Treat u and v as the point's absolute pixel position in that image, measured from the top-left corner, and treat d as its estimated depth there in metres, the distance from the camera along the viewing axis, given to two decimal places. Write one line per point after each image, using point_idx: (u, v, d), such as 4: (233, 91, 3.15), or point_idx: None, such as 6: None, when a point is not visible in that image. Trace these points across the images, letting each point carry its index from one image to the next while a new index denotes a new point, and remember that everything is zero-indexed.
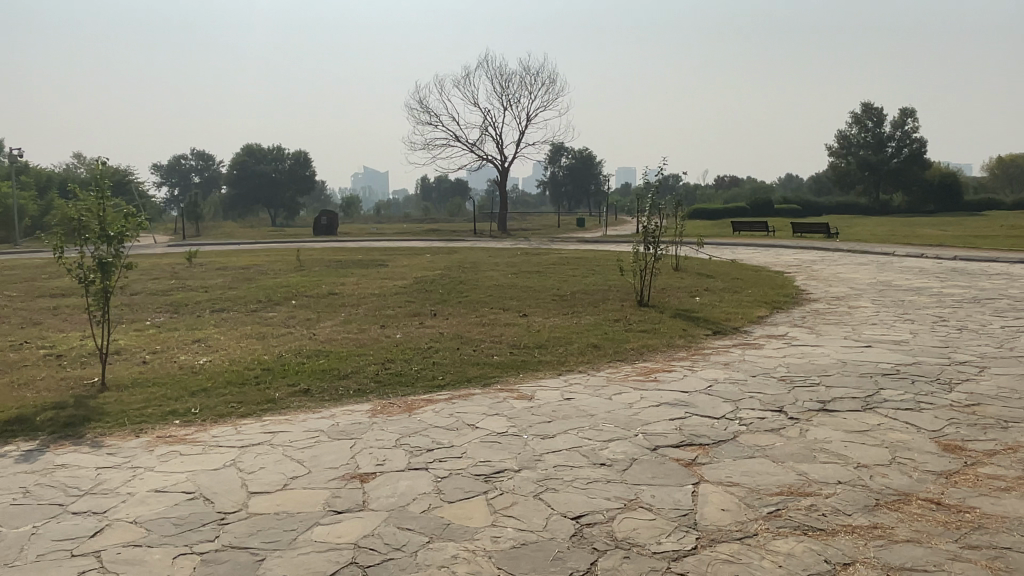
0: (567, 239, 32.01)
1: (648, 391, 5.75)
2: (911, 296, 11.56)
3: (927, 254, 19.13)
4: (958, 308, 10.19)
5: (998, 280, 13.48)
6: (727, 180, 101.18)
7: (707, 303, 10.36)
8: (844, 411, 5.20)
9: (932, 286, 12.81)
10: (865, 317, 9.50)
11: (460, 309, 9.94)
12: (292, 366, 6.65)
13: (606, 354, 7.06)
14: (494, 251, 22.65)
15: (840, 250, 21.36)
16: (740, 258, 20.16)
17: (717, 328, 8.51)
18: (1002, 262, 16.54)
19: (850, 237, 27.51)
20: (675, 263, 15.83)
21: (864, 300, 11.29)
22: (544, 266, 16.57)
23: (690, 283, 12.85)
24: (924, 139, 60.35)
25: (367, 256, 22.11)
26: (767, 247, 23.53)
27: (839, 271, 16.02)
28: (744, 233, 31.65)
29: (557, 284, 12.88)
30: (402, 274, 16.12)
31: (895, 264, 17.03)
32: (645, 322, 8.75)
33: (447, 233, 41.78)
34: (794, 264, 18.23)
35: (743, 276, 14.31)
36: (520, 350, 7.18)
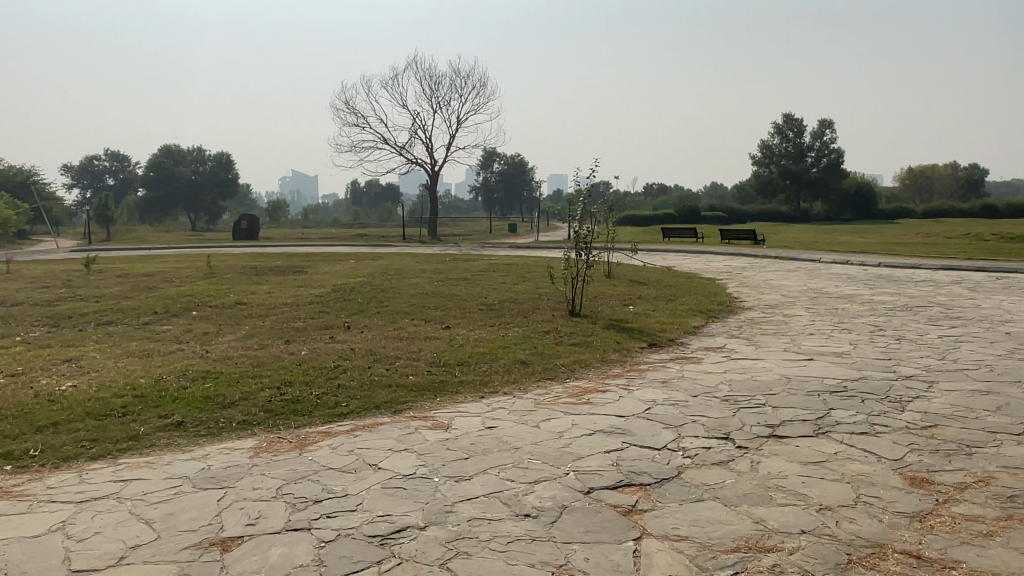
0: (498, 245, 31.45)
1: (579, 416, 5.09)
2: (844, 303, 11.39)
3: (851, 261, 19.36)
4: (890, 316, 9.99)
5: (924, 287, 13.53)
6: (655, 189, 102.91)
7: (641, 312, 9.85)
8: (795, 437, 4.67)
9: (863, 293, 12.73)
10: (802, 327, 9.16)
11: (377, 322, 9.12)
12: (170, 392, 5.74)
13: (534, 372, 6.39)
14: (421, 258, 21.82)
15: (769, 256, 21.46)
16: (672, 264, 19.97)
17: (653, 340, 7.96)
18: (925, 269, 16.78)
19: (776, 244, 27.86)
20: (607, 270, 15.39)
21: (798, 308, 11.03)
22: (473, 273, 15.89)
23: (623, 291, 12.39)
24: (841, 149, 62.52)
25: (287, 263, 20.95)
26: (697, 253, 23.50)
27: (769, 277, 15.91)
28: (673, 239, 31.74)
29: (484, 292, 12.20)
30: (321, 282, 15.16)
31: (823, 271, 17.06)
32: (577, 334, 8.13)
33: (376, 238, 40.64)
34: (725, 270, 18.10)
35: (676, 283, 13.98)
36: (439, 368, 6.43)
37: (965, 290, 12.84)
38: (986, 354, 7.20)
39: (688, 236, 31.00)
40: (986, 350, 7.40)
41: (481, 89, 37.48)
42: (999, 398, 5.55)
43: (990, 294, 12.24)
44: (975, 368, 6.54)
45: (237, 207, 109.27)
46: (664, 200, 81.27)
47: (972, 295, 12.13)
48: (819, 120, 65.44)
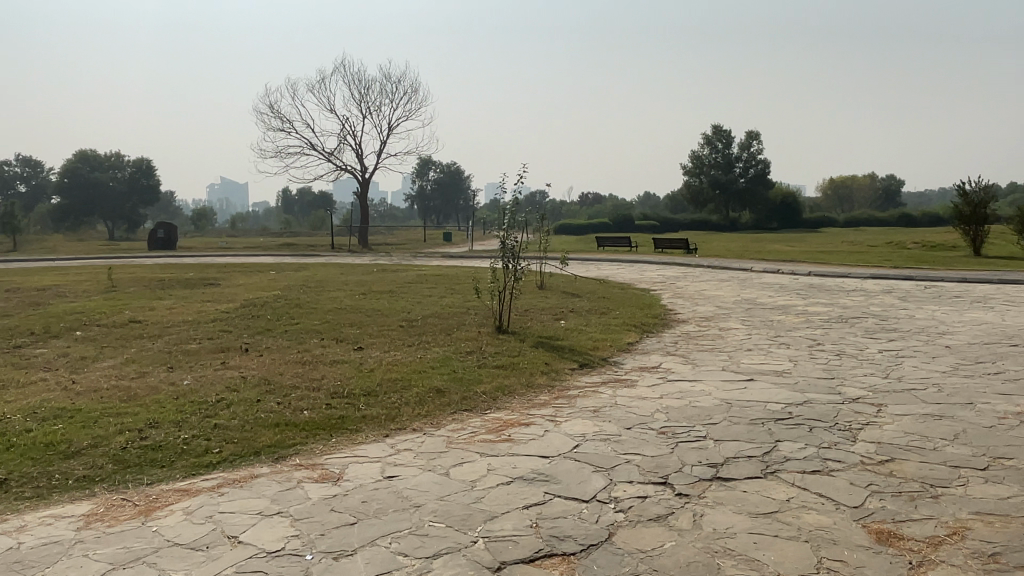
0: (430, 255, 30.58)
1: (497, 458, 4.38)
2: (779, 315, 11.05)
3: (782, 270, 19.32)
4: (827, 329, 9.67)
5: (856, 297, 13.41)
6: (590, 198, 103.71)
7: (573, 328, 9.21)
8: (741, 479, 4.06)
9: (797, 304, 12.46)
10: (739, 342, 8.70)
11: (282, 343, 8.18)
12: (5, 438, 4.78)
13: (449, 400, 5.64)
14: (346, 269, 20.76)
15: (701, 266, 21.30)
16: (605, 274, 19.56)
17: (585, 360, 7.31)
18: (855, 278, 16.78)
19: (708, 253, 27.88)
20: (539, 281, 14.77)
21: (734, 320, 10.62)
22: (399, 285, 15.02)
23: (554, 304, 11.76)
24: (768, 160, 64.07)
25: (200, 275, 19.60)
26: (630, 263, 23.19)
27: (703, 288, 15.60)
28: (608, 247, 31.51)
29: (407, 307, 11.39)
30: (232, 296, 14.06)
31: (756, 280, 16.88)
32: (502, 354, 7.41)
33: (304, 248, 39.19)
34: (658, 280, 17.75)
35: (609, 295, 13.47)
36: (340, 399, 5.62)
37: (896, 300, 12.76)
38: (929, 372, 6.85)
39: (622, 245, 30.83)
40: (928, 367, 7.06)
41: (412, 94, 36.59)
42: (953, 424, 5.12)
43: (921, 304, 12.16)
44: (922, 389, 6.14)
45: (159, 215, 104.72)
46: (599, 209, 81.83)
47: (904, 306, 12.02)
48: (747, 131, 66.99)
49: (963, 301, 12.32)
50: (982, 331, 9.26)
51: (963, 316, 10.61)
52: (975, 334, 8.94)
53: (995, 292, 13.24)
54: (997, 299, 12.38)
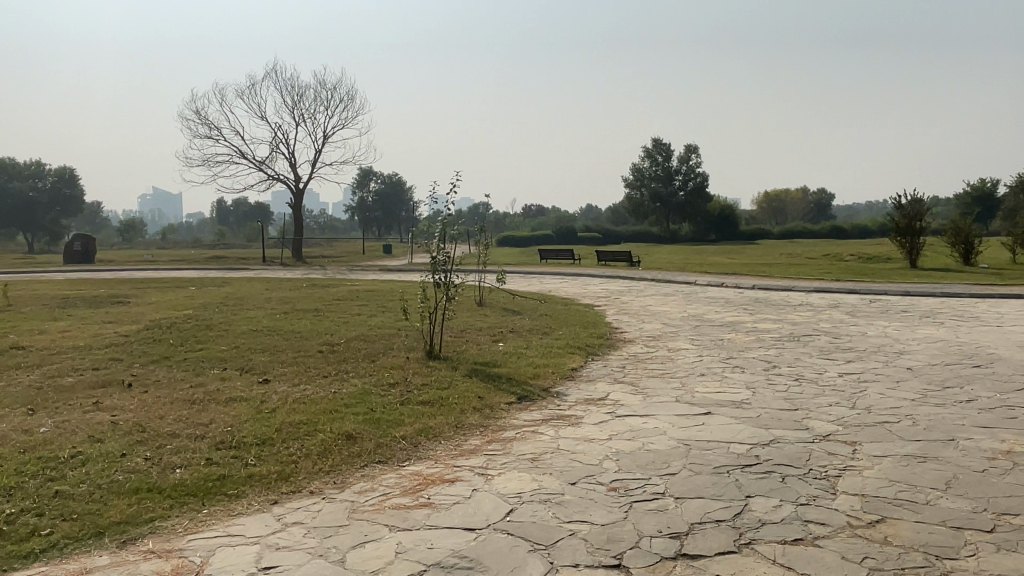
0: (368, 269, 29.43)
1: (410, 533, 3.49)
2: (729, 333, 10.47)
3: (726, 284, 18.99)
4: (781, 348, 9.11)
5: (803, 312, 13.03)
6: (533, 210, 103.62)
7: (512, 352, 8.35)
8: (712, 557, 3.28)
9: (746, 321, 11.94)
10: (692, 365, 8.02)
11: (176, 375, 7.09)
12: None
13: (358, 449, 4.72)
14: (273, 284, 19.47)
15: (645, 279, 20.83)
16: (548, 289, 18.84)
17: (524, 392, 6.45)
18: (800, 292, 16.50)
19: (651, 266, 27.55)
20: (478, 298, 13.89)
21: (684, 340, 9.97)
22: (325, 302, 13.94)
23: (493, 323, 10.89)
24: (706, 173, 64.92)
25: (110, 292, 18.04)
26: (573, 277, 22.57)
27: (648, 303, 15.03)
28: (550, 260, 30.95)
29: (330, 328, 10.35)
30: (138, 316, 12.74)
31: (701, 295, 16.42)
32: (430, 385, 6.50)
33: (235, 261, 37.46)
34: (602, 295, 17.12)
35: (551, 312, 12.71)
36: (227, 452, 4.63)
37: (845, 315, 12.39)
38: (897, 400, 6.27)
39: (564, 258, 30.32)
40: (896, 394, 6.49)
41: (348, 102, 35.51)
42: (940, 470, 4.48)
43: (870, 319, 11.80)
44: (896, 423, 5.53)
45: (84, 226, 99.85)
46: (542, 221, 81.70)
47: (853, 321, 11.63)
48: (686, 144, 67.87)
49: (911, 316, 12.03)
50: (940, 350, 8.85)
51: (915, 333, 10.24)
52: (933, 354, 8.51)
53: (940, 306, 13.05)
54: (944, 314, 12.13)
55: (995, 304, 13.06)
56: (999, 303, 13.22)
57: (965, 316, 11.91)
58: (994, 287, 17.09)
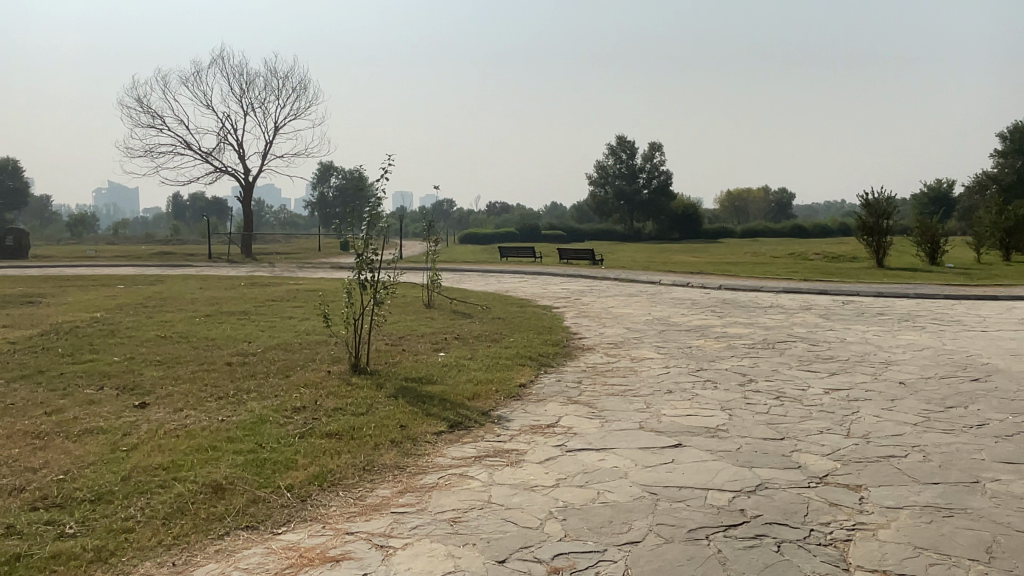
0: (318, 265, 28.03)
1: None
2: (698, 340, 9.52)
3: (692, 284, 18.17)
4: (755, 357, 8.16)
5: (775, 315, 12.14)
6: (496, 208, 102.60)
7: (452, 364, 7.21)
8: None
9: (714, 324, 11.03)
10: (658, 379, 7.00)
11: (36, 397, 5.82)
12: None
13: (222, 507, 3.57)
14: (207, 283, 18.03)
15: (608, 279, 19.88)
16: (505, 289, 17.76)
17: (458, 417, 5.31)
18: (768, 293, 15.72)
19: (614, 264, 26.64)
20: (426, 299, 12.75)
21: (648, 348, 8.94)
22: (256, 303, 12.64)
23: (437, 328, 9.77)
24: (670, 171, 64.58)
25: (27, 291, 16.46)
26: (532, 276, 21.51)
27: (610, 305, 14.07)
28: (511, 258, 29.93)
29: (251, 335, 9.11)
30: (42, 320, 11.32)
31: (665, 296, 15.49)
32: (345, 409, 5.33)
33: (181, 257, 35.64)
34: (562, 296, 16.07)
35: (505, 315, 11.64)
36: (42, 517, 3.46)
37: (819, 318, 11.54)
38: (897, 425, 5.32)
39: (525, 255, 29.33)
40: (893, 417, 5.54)
41: (301, 92, 34.03)
42: (975, 531, 3.49)
43: (846, 323, 10.96)
44: (905, 459, 4.54)
45: (29, 221, 95.83)
46: (505, 219, 80.69)
47: (829, 325, 10.76)
48: (650, 143, 67.55)
49: (889, 319, 11.24)
50: (929, 359, 7.99)
51: (897, 339, 9.41)
52: (922, 364, 7.66)
53: (917, 309, 12.30)
54: (923, 318, 11.37)
55: (972, 307, 12.36)
56: (976, 306, 12.53)
57: (945, 320, 11.16)
58: (966, 288, 16.52)
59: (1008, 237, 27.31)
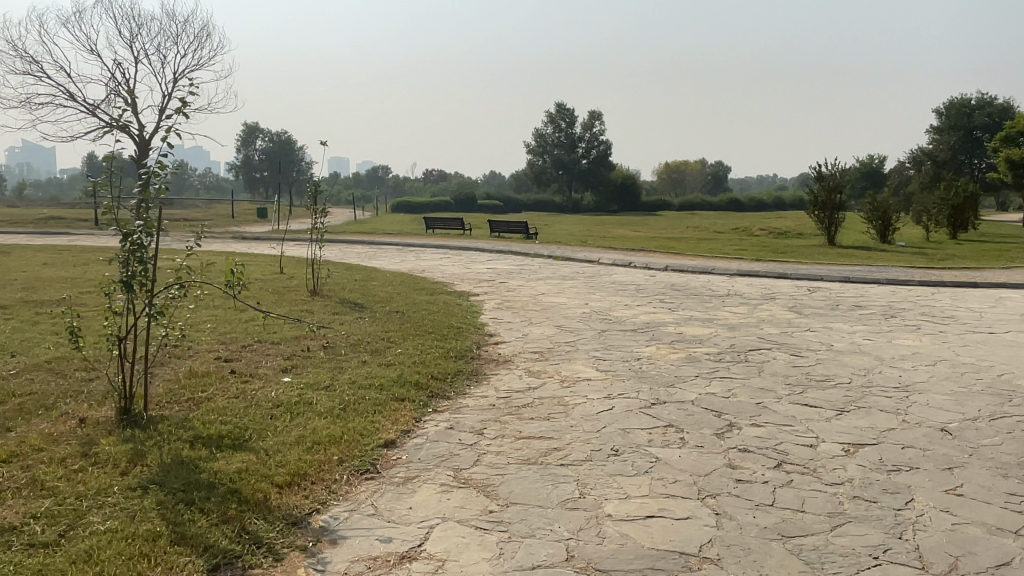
0: (220, 235, 24.97)
1: None
2: (648, 347, 7.33)
3: (634, 263, 16.13)
4: (728, 379, 5.99)
5: (736, 307, 10.07)
6: (432, 177, 99.41)
7: (294, 401, 4.77)
8: None
9: (665, 321, 8.88)
10: (599, 426, 4.71)
11: None
12: None
13: None
14: (61, 256, 15.00)
15: (542, 257, 17.66)
16: (421, 268, 15.28)
17: (232, 541, 2.91)
18: (722, 276, 13.74)
19: (549, 238, 24.44)
20: (312, 287, 10.22)
21: (583, 362, 6.68)
22: (86, 288, 9.84)
23: (306, 332, 7.31)
24: (608, 141, 62.86)
25: None
26: (458, 252, 19.11)
27: (540, 291, 11.84)
28: (439, 230, 27.44)
29: (29, 342, 6.46)
30: None
31: (605, 279, 13.32)
32: (19, 530, 2.90)
33: (69, 223, 31.82)
34: (486, 277, 13.73)
35: (404, 307, 9.23)
36: None
37: (788, 312, 9.53)
38: (995, 539, 3.16)
39: (454, 228, 26.90)
40: (978, 515, 3.39)
41: (202, 40, 30.45)
42: None
43: (823, 320, 8.98)
44: None
45: None
46: (442, 188, 77.91)
47: (805, 323, 8.75)
48: (590, 111, 65.67)
49: (871, 315, 9.31)
50: (954, 381, 5.96)
51: (895, 346, 7.42)
52: (949, 392, 5.63)
53: (897, 301, 10.45)
54: (909, 313, 9.48)
55: (957, 299, 10.59)
56: (961, 297, 10.76)
57: (935, 315, 9.29)
58: (930, 271, 14.96)
59: (955, 214, 26.32)
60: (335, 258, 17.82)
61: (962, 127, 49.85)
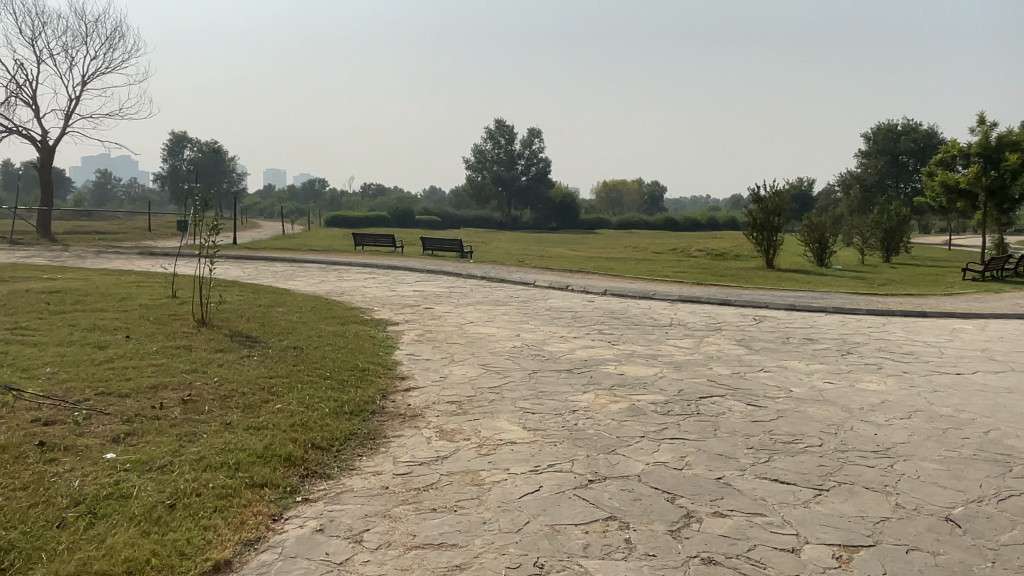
0: (124, 250, 22.88)
1: None
2: (585, 395, 6.25)
3: (572, 286, 15.16)
4: (679, 441, 4.94)
5: (681, 340, 9.13)
6: (369, 191, 97.48)
7: (103, 497, 3.52)
8: None
9: (605, 358, 7.84)
10: (519, 522, 3.58)
11: None
12: None
13: None
14: None
15: (475, 278, 16.54)
16: (340, 290, 13.92)
17: None
18: (664, 302, 12.87)
19: (485, 258, 23.31)
20: (201, 318, 8.78)
21: (507, 416, 5.55)
22: None
23: (169, 378, 5.92)
24: (548, 159, 62.50)
25: None
26: (385, 271, 17.80)
27: (468, 318, 10.69)
28: (368, 247, 26.01)
29: None
30: None
31: (539, 305, 12.26)
32: None
33: None
34: (410, 302, 12.49)
35: (305, 342, 7.91)
36: None
37: (738, 347, 8.66)
38: None
39: (384, 245, 25.52)
40: None
41: (115, 41, 28.30)
42: None
43: (776, 357, 8.12)
44: None
45: None
46: (379, 202, 76.10)
47: (758, 361, 7.85)
48: (530, 128, 65.35)
49: (827, 351, 8.51)
50: (937, 443, 5.10)
51: (861, 392, 6.57)
52: (937, 459, 4.74)
53: (851, 333, 9.73)
54: (866, 348, 8.73)
55: (911, 331, 9.96)
56: (913, 329, 10.14)
57: (893, 351, 8.56)
58: (875, 297, 14.49)
59: (887, 237, 26.46)
60: (248, 277, 16.24)
61: (889, 151, 51.33)
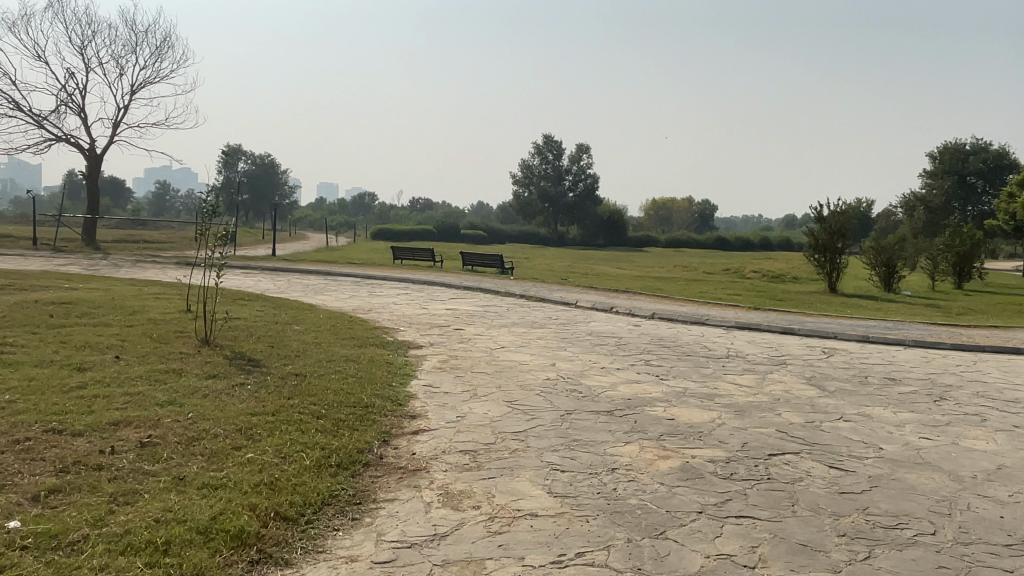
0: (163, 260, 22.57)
1: None
2: (628, 447, 5.16)
3: (617, 307, 14.04)
4: (748, 523, 3.82)
5: (741, 376, 7.95)
6: (417, 204, 97.79)
7: None
8: None
9: (651, 398, 6.73)
10: None
11: None
12: None
13: None
14: None
15: (513, 297, 15.56)
16: (369, 306, 13.10)
17: None
18: (718, 329, 11.66)
19: (526, 274, 22.34)
20: (204, 337, 7.96)
21: (530, 474, 4.50)
22: None
23: (137, 412, 5.05)
24: (596, 175, 61.40)
25: None
26: (420, 287, 16.97)
27: (499, 342, 9.68)
28: (408, 261, 25.29)
29: None
30: None
31: (580, 329, 11.18)
32: None
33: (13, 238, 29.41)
34: (441, 321, 11.56)
35: (310, 368, 6.98)
36: None
37: (808, 387, 7.44)
38: None
39: (424, 259, 24.74)
40: None
41: (164, 51, 28.33)
42: None
43: (856, 401, 6.89)
44: None
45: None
46: (425, 216, 76.06)
47: (835, 407, 6.64)
48: (578, 144, 64.37)
49: (917, 396, 7.23)
50: None
51: (970, 453, 5.33)
52: None
53: (940, 374, 8.39)
54: (962, 393, 7.41)
55: (1010, 373, 8.57)
56: (1013, 370, 8.75)
57: (996, 398, 7.23)
58: (956, 328, 12.99)
59: (960, 262, 24.62)
60: (277, 289, 15.57)
61: (956, 172, 48.77)
